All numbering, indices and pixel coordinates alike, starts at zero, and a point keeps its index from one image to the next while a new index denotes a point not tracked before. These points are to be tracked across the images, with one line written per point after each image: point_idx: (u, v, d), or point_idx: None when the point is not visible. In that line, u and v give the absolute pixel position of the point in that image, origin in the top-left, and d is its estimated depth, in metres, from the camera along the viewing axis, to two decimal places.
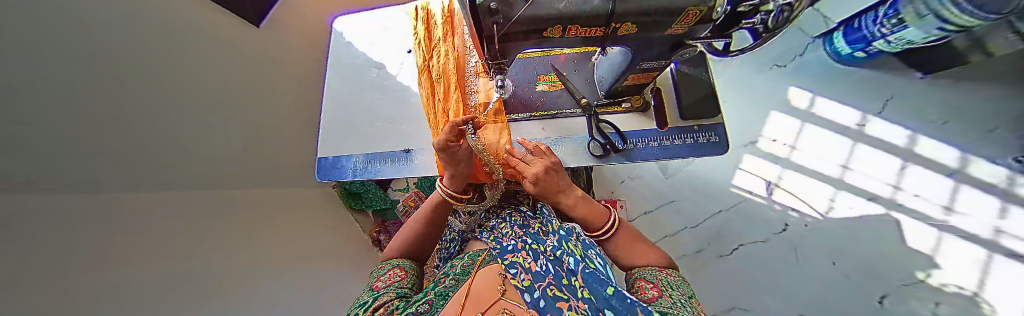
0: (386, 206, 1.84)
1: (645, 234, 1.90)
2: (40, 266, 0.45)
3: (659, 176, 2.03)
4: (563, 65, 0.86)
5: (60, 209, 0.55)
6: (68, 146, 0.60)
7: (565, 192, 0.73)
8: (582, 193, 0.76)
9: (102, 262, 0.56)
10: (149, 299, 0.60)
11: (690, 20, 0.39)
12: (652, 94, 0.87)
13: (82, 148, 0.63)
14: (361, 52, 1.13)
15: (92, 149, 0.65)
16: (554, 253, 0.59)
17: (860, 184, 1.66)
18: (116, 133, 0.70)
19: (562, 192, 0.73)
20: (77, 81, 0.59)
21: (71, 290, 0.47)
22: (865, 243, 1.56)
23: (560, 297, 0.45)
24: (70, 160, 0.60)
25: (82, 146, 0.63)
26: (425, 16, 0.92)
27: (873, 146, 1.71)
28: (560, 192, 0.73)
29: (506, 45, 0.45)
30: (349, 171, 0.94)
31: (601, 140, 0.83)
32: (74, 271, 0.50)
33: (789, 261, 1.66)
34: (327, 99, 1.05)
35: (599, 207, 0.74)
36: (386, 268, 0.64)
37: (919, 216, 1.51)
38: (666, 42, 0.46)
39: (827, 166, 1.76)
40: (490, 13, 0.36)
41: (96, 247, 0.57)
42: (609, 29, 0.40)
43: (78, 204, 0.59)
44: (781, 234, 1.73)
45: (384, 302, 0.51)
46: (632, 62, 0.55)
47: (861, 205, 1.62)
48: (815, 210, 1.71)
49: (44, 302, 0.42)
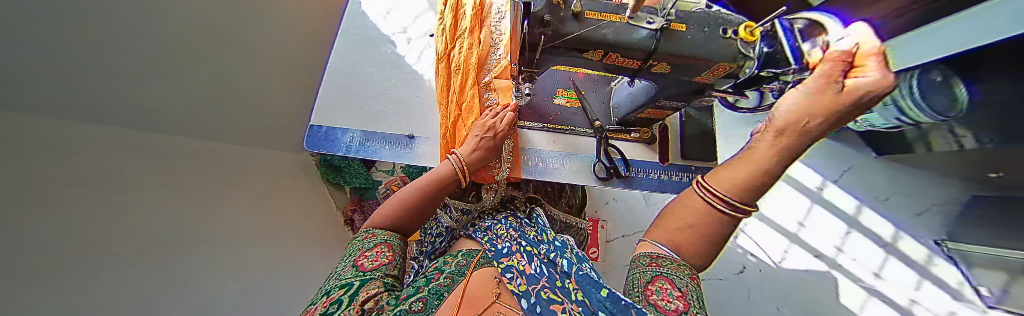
0: (365, 184, 1.77)
1: (620, 257, 1.96)
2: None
3: (642, 203, 2.13)
4: (582, 83, 0.91)
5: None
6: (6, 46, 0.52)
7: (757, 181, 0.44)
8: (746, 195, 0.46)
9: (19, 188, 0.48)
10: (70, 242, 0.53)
11: (718, 73, 0.43)
12: (659, 130, 0.91)
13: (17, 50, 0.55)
14: (373, 24, 1.09)
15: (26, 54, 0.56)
16: (547, 255, 0.60)
17: (811, 242, 1.83)
18: (44, 50, 0.61)
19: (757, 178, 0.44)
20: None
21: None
22: (800, 293, 1.72)
23: (555, 300, 0.45)
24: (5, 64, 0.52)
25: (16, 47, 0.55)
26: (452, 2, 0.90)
27: (826, 209, 1.89)
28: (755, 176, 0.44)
29: (546, 58, 0.46)
30: (343, 145, 0.88)
31: (606, 163, 0.85)
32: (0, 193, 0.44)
33: (743, 301, 1.78)
34: (332, 65, 0.99)
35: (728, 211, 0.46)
36: (381, 246, 0.57)
37: (851, 277, 1.66)
38: (690, 87, 0.49)
39: (787, 222, 1.93)
40: (542, 24, 0.37)
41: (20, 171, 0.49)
42: (646, 64, 0.42)
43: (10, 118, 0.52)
44: (739, 275, 1.87)
45: (373, 294, 0.45)
46: (654, 99, 0.59)
47: (807, 260, 1.78)
48: (770, 258, 1.87)
49: None
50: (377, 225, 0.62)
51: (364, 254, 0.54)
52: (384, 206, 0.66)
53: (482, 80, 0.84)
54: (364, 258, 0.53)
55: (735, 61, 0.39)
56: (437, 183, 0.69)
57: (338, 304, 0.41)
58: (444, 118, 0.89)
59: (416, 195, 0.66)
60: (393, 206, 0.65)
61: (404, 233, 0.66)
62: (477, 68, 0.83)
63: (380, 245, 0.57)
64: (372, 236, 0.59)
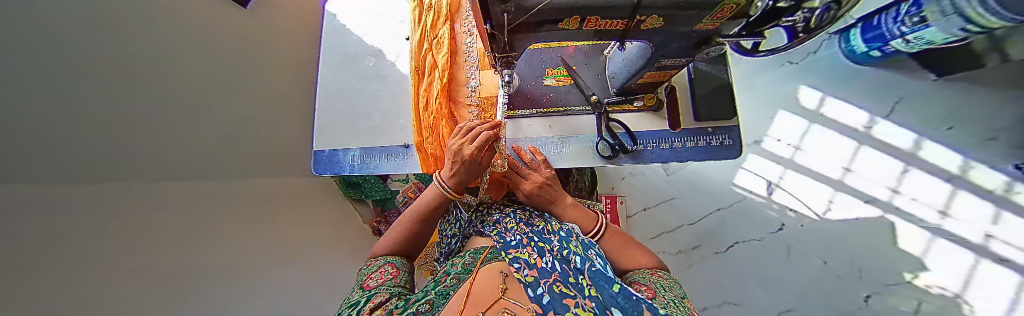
0: (386, 196, 1.84)
1: (641, 230, 1.91)
2: (11, 265, 0.43)
3: (660, 173, 2.01)
4: (572, 58, 0.83)
5: (24, 201, 0.52)
6: (33, 127, 0.56)
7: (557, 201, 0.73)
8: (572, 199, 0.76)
9: (55, 260, 0.52)
10: (111, 303, 0.58)
11: (724, 15, 0.35)
12: (666, 92, 0.83)
13: (41, 128, 0.59)
14: (354, 38, 1.05)
15: (49, 129, 0.60)
16: (561, 251, 0.55)
17: (860, 187, 1.65)
18: (96, 140, 0.71)
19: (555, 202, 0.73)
20: (16, 64, 0.53)
21: (28, 299, 0.44)
22: (864, 240, 1.57)
23: (566, 293, 0.41)
24: (32, 149, 0.56)
25: (41, 125, 0.59)
26: (435, 5, 0.88)
27: (877, 149, 1.69)
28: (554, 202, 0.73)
29: (518, 37, 0.41)
30: (347, 166, 0.91)
31: (610, 141, 0.80)
32: (35, 275, 0.47)
33: (779, 257, 1.69)
34: (322, 87, 1.00)
35: (588, 212, 0.73)
36: (384, 267, 0.60)
37: (912, 219, 1.51)
38: (692, 38, 0.42)
39: (828, 167, 1.74)
40: (501, 1, 0.31)
41: (54, 248, 0.53)
42: (633, 22, 0.36)
43: (39, 196, 0.55)
44: (777, 233, 1.74)
45: (381, 302, 0.47)
46: (652, 63, 0.53)
47: (858, 206, 1.63)
48: (813, 212, 1.72)
49: (12, 306, 0.40)
50: (382, 253, 0.66)
51: (370, 276, 0.57)
52: (391, 232, 0.70)
53: (455, 93, 0.84)
54: (371, 278, 0.56)
55: None
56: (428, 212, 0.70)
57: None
58: (416, 122, 0.85)
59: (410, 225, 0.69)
60: (395, 234, 0.69)
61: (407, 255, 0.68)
62: (450, 80, 0.83)
63: (384, 266, 0.60)
64: (376, 262, 0.62)
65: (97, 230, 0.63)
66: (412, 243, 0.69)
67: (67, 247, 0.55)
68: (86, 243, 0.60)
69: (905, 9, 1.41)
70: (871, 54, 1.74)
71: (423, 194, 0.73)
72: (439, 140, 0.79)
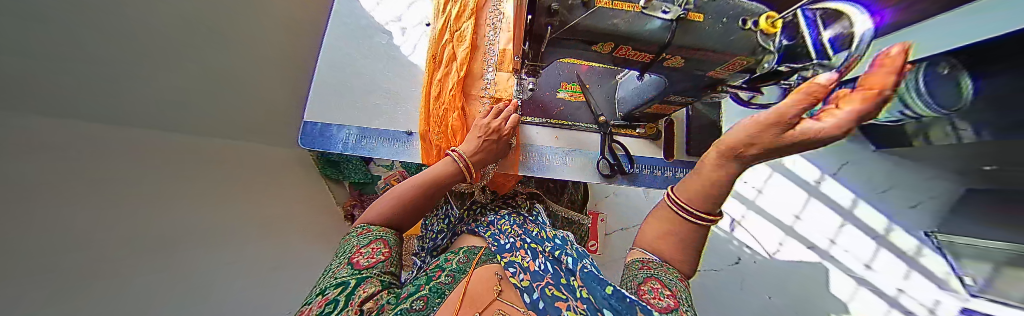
0: (365, 179, 1.77)
1: (618, 249, 1.98)
2: None
3: (641, 196, 2.11)
4: (586, 77, 0.87)
5: None
6: None
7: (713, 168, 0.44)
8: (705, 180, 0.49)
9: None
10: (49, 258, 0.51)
11: (734, 68, 0.41)
12: (665, 124, 0.89)
13: None
14: (367, 13, 1.02)
15: None
16: (553, 253, 0.57)
17: (806, 234, 1.86)
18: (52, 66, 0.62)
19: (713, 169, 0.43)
20: None
21: None
22: (801, 282, 1.76)
23: (559, 297, 0.45)
24: None
25: None
26: None
27: (823, 202, 1.91)
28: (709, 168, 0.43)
29: (552, 50, 0.43)
30: (339, 143, 0.86)
31: (610, 160, 0.84)
32: None
33: (734, 287, 1.84)
34: (323, 56, 0.94)
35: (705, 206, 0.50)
36: (375, 243, 0.55)
37: (842, 268, 1.72)
38: (703, 83, 0.48)
39: (783, 214, 1.95)
40: (549, 13, 0.34)
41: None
42: (658, 58, 0.40)
43: None
44: (734, 265, 1.90)
45: (371, 294, 0.44)
46: (663, 94, 0.56)
47: (801, 252, 1.83)
48: (765, 250, 1.90)
49: None
50: (372, 221, 0.61)
51: (359, 251, 0.52)
52: (382, 200, 0.65)
53: (470, 88, 0.84)
54: (359, 255, 0.51)
55: (753, 55, 0.37)
56: (434, 181, 0.66)
57: (334, 306, 0.40)
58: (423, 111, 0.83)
59: (411, 191, 0.64)
60: (390, 200, 0.64)
61: (399, 229, 0.64)
62: (466, 75, 0.83)
63: (375, 242, 0.55)
64: (366, 232, 0.58)
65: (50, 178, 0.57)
66: (404, 218, 0.64)
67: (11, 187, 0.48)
68: (31, 184, 0.53)
69: None
70: None
71: (434, 164, 0.70)
72: (447, 132, 0.79)
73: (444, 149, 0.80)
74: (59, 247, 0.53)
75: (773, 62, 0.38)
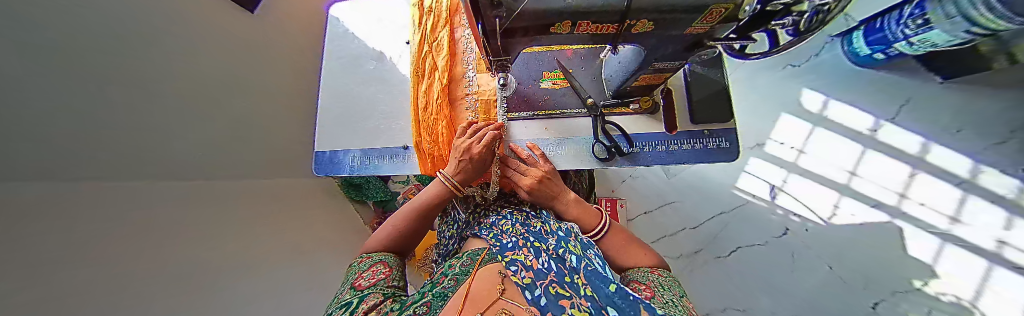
0: (385, 197, 1.86)
1: (643, 234, 1.88)
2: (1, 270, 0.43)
3: (661, 176, 1.98)
4: (569, 61, 0.84)
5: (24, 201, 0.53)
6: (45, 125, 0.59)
7: (559, 198, 0.73)
8: (575, 196, 0.75)
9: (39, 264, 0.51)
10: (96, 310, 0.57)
11: (713, 18, 0.36)
12: (662, 95, 0.84)
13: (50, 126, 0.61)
14: (357, 42, 1.07)
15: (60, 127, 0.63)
16: (556, 250, 0.56)
17: (865, 191, 1.63)
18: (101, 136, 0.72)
19: (557, 198, 0.73)
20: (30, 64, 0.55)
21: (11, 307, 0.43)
22: (866, 247, 1.55)
23: (562, 294, 0.42)
24: (39, 149, 0.58)
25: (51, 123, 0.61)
26: (435, 8, 0.90)
27: (884, 152, 1.66)
28: (555, 198, 0.73)
29: (514, 41, 0.42)
30: (347, 166, 0.92)
31: (606, 143, 0.81)
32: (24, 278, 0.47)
33: (784, 261, 1.66)
34: (323, 91, 1.01)
35: (591, 209, 0.72)
36: (376, 265, 0.59)
37: (921, 225, 1.50)
38: (683, 42, 0.43)
39: (834, 172, 1.71)
40: (493, 6, 0.32)
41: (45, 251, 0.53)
42: (623, 26, 0.37)
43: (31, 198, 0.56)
44: (781, 238, 1.71)
45: (374, 305, 0.46)
46: (646, 64, 0.53)
47: (863, 212, 1.61)
48: (818, 216, 1.68)
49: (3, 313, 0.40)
50: (373, 249, 0.65)
51: (361, 275, 0.55)
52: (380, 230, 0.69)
53: (455, 93, 0.85)
54: (362, 278, 0.54)
55: (730, 0, 0.31)
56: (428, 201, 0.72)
57: None
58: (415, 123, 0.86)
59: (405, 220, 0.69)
60: (388, 230, 0.68)
61: (399, 252, 0.67)
62: (450, 81, 0.85)
63: (376, 264, 0.59)
64: (367, 259, 0.61)
65: (107, 235, 0.67)
66: (406, 241, 0.69)
67: (56, 252, 0.55)
68: (82, 244, 0.60)
69: (909, 11, 1.38)
70: (874, 56, 1.71)
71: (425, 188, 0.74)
72: (438, 140, 0.81)
73: (437, 156, 0.82)
74: (102, 301, 0.60)
75: (755, 2, 0.33)
